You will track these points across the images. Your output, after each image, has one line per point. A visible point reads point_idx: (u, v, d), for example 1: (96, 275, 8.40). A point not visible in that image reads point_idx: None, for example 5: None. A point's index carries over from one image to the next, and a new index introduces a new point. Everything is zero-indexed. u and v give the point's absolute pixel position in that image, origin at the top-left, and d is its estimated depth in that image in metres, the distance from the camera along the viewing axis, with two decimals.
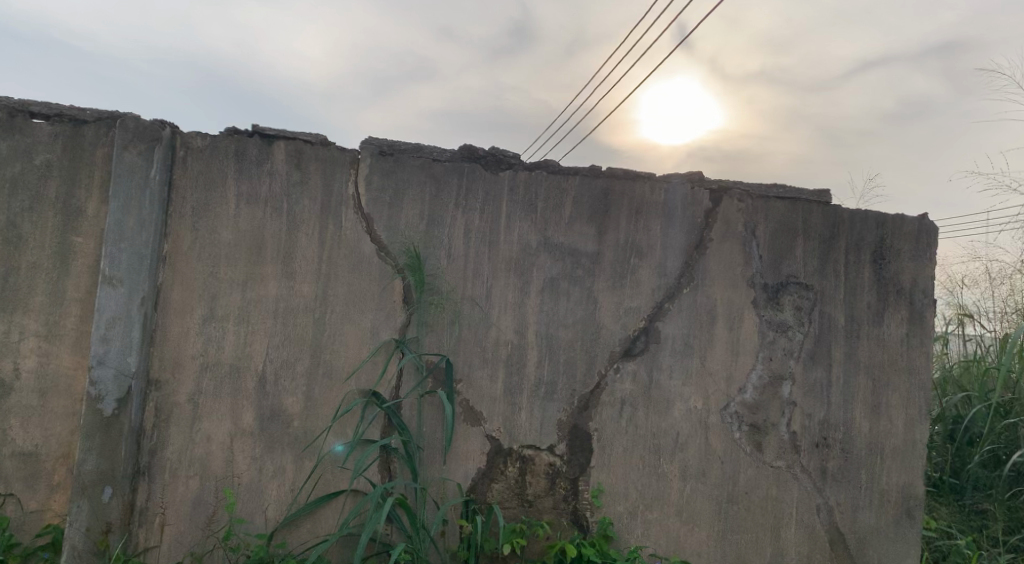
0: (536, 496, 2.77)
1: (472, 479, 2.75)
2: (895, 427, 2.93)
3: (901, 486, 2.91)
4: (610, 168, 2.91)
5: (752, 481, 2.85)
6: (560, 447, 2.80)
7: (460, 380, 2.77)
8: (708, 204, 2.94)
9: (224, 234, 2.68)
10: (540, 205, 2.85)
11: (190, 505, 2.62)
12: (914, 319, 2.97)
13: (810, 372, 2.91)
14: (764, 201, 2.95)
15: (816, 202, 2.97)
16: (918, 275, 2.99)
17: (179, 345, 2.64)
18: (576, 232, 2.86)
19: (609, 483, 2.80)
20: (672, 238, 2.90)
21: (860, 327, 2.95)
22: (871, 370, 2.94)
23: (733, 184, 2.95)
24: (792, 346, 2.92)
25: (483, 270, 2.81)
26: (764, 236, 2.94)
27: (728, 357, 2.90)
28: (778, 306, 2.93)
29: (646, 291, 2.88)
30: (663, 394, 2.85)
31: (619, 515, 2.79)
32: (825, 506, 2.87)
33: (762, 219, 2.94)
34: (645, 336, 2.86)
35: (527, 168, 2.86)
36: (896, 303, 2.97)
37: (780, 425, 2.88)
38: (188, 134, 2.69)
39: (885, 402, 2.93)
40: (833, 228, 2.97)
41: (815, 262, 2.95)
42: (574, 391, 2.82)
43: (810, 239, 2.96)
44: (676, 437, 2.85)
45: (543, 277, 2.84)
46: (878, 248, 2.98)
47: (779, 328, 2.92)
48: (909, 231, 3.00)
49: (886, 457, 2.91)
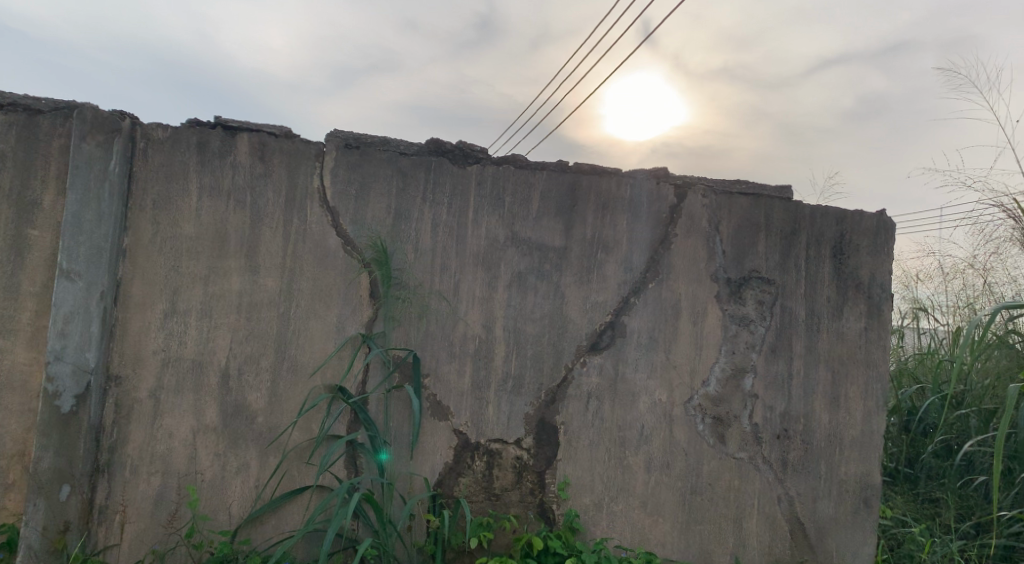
0: (503, 489, 2.79)
1: (439, 474, 2.75)
2: (852, 418, 2.98)
3: (859, 476, 2.97)
4: (576, 163, 2.92)
5: (715, 472, 2.89)
6: (527, 441, 2.81)
7: (427, 375, 2.77)
8: (674, 200, 2.97)
9: (185, 226, 2.65)
10: (507, 199, 2.86)
11: (151, 503, 2.58)
12: (872, 313, 3.03)
13: (771, 365, 2.96)
14: (728, 197, 2.99)
15: (778, 198, 3.01)
16: (876, 269, 3.04)
17: (140, 340, 2.61)
18: (543, 227, 2.87)
19: (575, 475, 2.82)
20: (638, 234, 2.93)
21: (820, 321, 3.00)
22: (831, 363, 2.99)
23: (697, 180, 2.98)
24: (754, 340, 2.96)
25: (451, 264, 2.81)
26: (728, 232, 2.98)
27: (693, 351, 2.93)
28: (741, 300, 2.97)
29: (613, 286, 2.90)
30: (629, 388, 2.88)
31: (585, 508, 2.82)
32: (785, 496, 2.92)
33: (725, 214, 2.98)
34: (612, 331, 2.89)
35: (494, 163, 2.86)
36: (854, 297, 3.03)
37: (743, 418, 2.93)
38: (148, 125, 2.65)
39: (845, 393, 2.99)
40: (794, 224, 3.02)
41: (776, 257, 3.00)
42: (541, 384, 2.83)
43: (772, 235, 3.00)
44: (641, 430, 2.88)
45: (510, 272, 2.84)
46: (838, 243, 3.03)
47: (741, 322, 2.96)
48: (867, 227, 3.05)
49: (844, 447, 2.97)
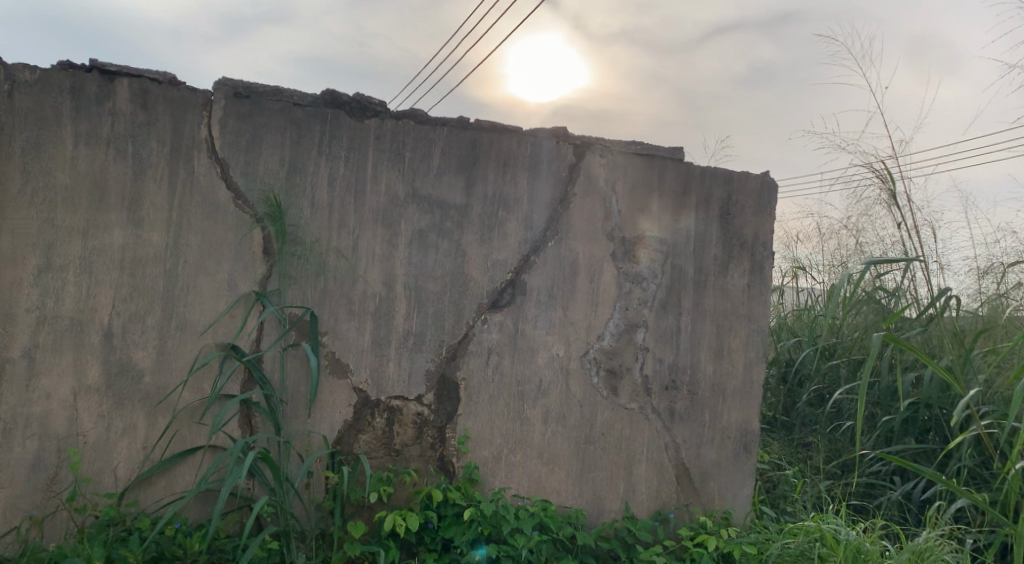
0: (403, 444, 2.83)
1: (338, 431, 2.77)
2: (735, 369, 3.15)
3: (740, 423, 3.15)
4: (477, 120, 2.93)
5: (608, 423, 3.01)
6: (426, 397, 2.85)
7: (325, 332, 2.76)
8: (572, 159, 3.02)
9: (60, 177, 2.54)
10: (405, 155, 2.85)
11: (29, 466, 2.51)
12: (755, 271, 3.19)
13: (662, 320, 3.08)
14: (623, 157, 3.07)
15: (671, 159, 3.11)
16: (759, 229, 3.20)
17: (12, 297, 2.50)
18: (443, 184, 2.88)
19: (474, 429, 2.88)
20: (537, 192, 2.98)
21: (708, 279, 3.14)
22: (717, 318, 3.14)
23: (594, 140, 3.04)
24: (647, 297, 3.07)
25: (348, 221, 2.79)
26: (623, 191, 3.07)
27: (589, 307, 3.02)
28: (635, 258, 3.07)
29: (512, 244, 2.95)
30: (528, 343, 2.95)
31: (483, 460, 2.89)
32: (672, 444, 3.07)
33: (621, 174, 3.06)
34: (511, 288, 2.94)
35: (392, 117, 2.84)
36: (740, 256, 3.17)
37: (635, 370, 3.05)
38: (16, 67, 2.51)
39: (729, 346, 3.15)
40: (686, 184, 3.13)
41: (669, 216, 3.11)
42: (442, 341, 2.87)
43: (665, 195, 3.11)
44: (539, 384, 2.96)
45: (410, 229, 2.85)
46: (725, 203, 3.16)
47: (635, 279, 3.07)
48: (752, 188, 3.20)
49: (727, 396, 3.14)
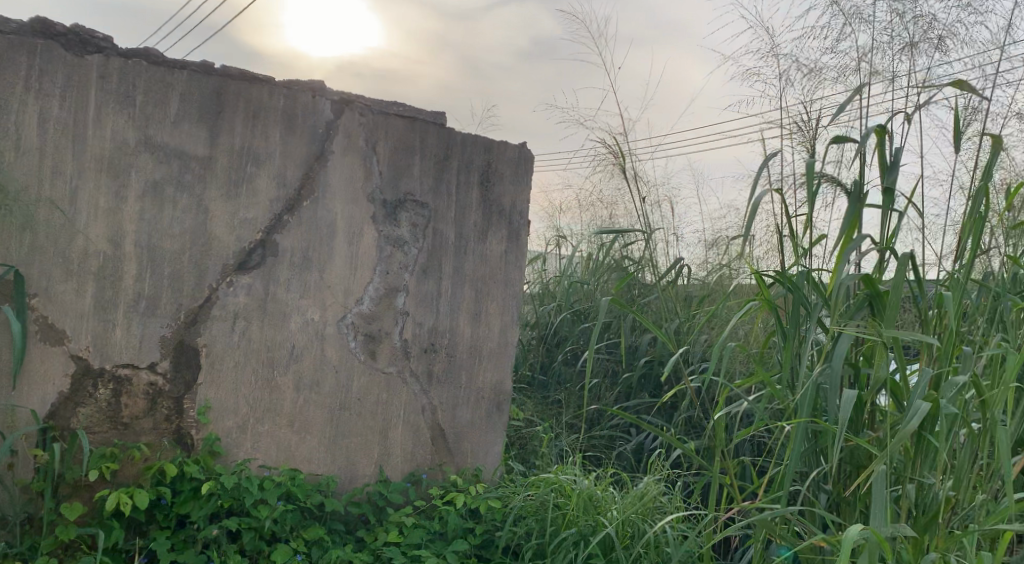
0: (133, 417, 2.60)
1: (52, 405, 2.49)
2: (491, 332, 3.22)
3: (494, 384, 3.23)
4: (224, 66, 2.73)
5: (364, 388, 2.96)
6: (162, 365, 2.63)
7: (35, 295, 2.46)
8: (330, 115, 2.90)
9: None
10: (138, 98, 2.58)
11: None
12: (512, 237, 3.27)
13: (421, 284, 3.07)
14: (384, 117, 3.00)
15: (432, 122, 3.09)
16: (516, 197, 3.28)
17: None
18: (184, 133, 2.65)
19: (217, 400, 2.71)
20: (291, 148, 2.83)
21: (467, 244, 3.17)
22: (475, 283, 3.18)
23: (354, 98, 2.95)
24: (407, 261, 3.04)
25: (67, 169, 2.49)
26: (384, 153, 3.00)
27: (346, 270, 2.93)
28: (395, 222, 3.02)
29: (263, 202, 2.78)
30: (279, 308, 2.81)
31: (227, 431, 2.73)
32: (429, 406, 3.08)
33: (381, 135, 2.99)
34: (262, 249, 2.78)
35: (120, 55, 2.57)
36: (498, 223, 3.23)
37: (393, 334, 3.01)
38: None
39: (486, 310, 3.21)
40: (447, 149, 3.12)
41: (430, 180, 3.09)
42: (181, 305, 2.66)
43: (426, 159, 3.08)
44: (291, 349, 2.83)
45: (144, 182, 2.59)
46: (485, 170, 3.20)
47: (395, 243, 3.02)
48: (511, 157, 3.26)
49: (483, 359, 3.20)
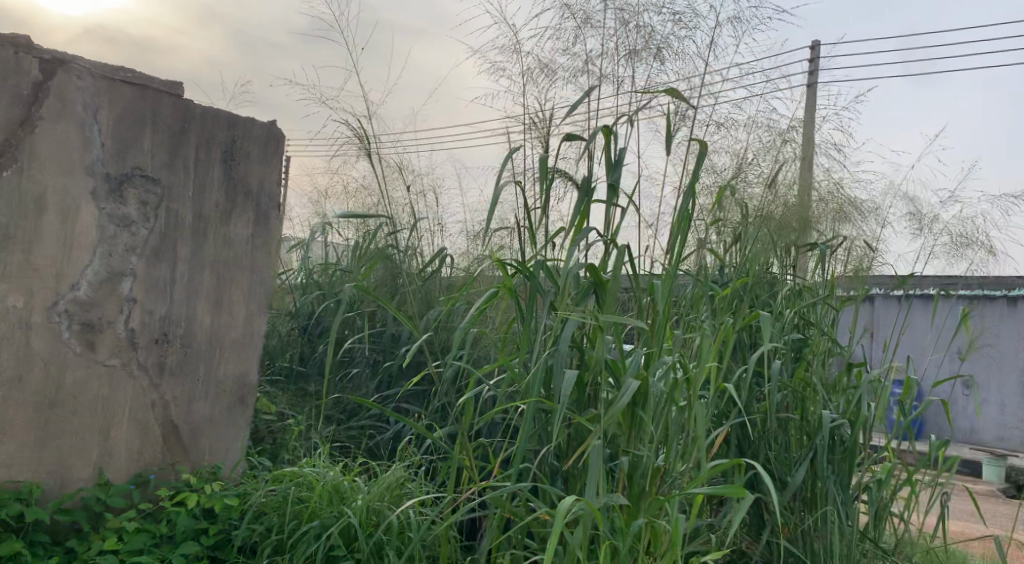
0: None
1: None
2: (235, 320, 3.03)
3: (236, 377, 3.04)
4: None
5: (80, 383, 2.65)
6: None
7: None
8: (37, 75, 2.58)
9: None
10: None
11: None
12: (258, 221, 3.09)
13: (151, 269, 2.81)
14: (108, 83, 2.70)
15: (166, 91, 2.82)
16: (264, 178, 3.10)
17: None
18: None
19: None
20: None
21: (208, 226, 2.94)
22: (215, 268, 2.97)
23: (70, 58, 2.63)
24: (134, 242, 2.77)
25: None
26: (107, 122, 2.70)
27: (58, 250, 2.61)
28: (120, 199, 2.73)
29: None
30: None
31: None
32: (160, 402, 2.84)
33: (104, 101, 2.69)
34: None
35: None
36: (243, 205, 3.04)
37: (116, 323, 2.73)
38: None
39: (228, 297, 3.01)
40: (184, 122, 2.88)
41: (163, 155, 2.83)
42: None
43: (159, 131, 2.82)
44: None
45: None
46: (228, 147, 2.99)
47: (120, 222, 2.74)
48: (258, 135, 3.08)
49: (224, 349, 3.00)
